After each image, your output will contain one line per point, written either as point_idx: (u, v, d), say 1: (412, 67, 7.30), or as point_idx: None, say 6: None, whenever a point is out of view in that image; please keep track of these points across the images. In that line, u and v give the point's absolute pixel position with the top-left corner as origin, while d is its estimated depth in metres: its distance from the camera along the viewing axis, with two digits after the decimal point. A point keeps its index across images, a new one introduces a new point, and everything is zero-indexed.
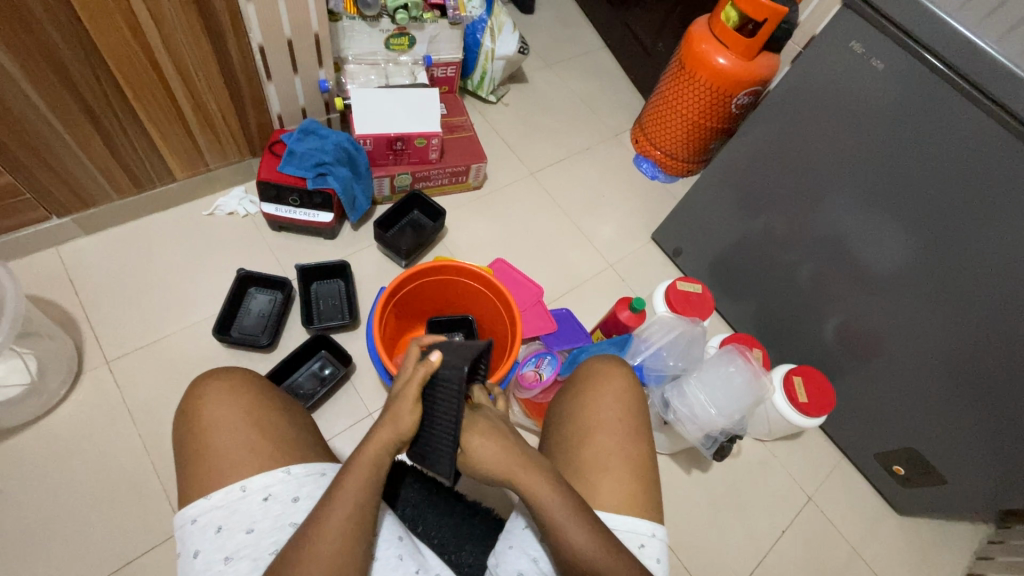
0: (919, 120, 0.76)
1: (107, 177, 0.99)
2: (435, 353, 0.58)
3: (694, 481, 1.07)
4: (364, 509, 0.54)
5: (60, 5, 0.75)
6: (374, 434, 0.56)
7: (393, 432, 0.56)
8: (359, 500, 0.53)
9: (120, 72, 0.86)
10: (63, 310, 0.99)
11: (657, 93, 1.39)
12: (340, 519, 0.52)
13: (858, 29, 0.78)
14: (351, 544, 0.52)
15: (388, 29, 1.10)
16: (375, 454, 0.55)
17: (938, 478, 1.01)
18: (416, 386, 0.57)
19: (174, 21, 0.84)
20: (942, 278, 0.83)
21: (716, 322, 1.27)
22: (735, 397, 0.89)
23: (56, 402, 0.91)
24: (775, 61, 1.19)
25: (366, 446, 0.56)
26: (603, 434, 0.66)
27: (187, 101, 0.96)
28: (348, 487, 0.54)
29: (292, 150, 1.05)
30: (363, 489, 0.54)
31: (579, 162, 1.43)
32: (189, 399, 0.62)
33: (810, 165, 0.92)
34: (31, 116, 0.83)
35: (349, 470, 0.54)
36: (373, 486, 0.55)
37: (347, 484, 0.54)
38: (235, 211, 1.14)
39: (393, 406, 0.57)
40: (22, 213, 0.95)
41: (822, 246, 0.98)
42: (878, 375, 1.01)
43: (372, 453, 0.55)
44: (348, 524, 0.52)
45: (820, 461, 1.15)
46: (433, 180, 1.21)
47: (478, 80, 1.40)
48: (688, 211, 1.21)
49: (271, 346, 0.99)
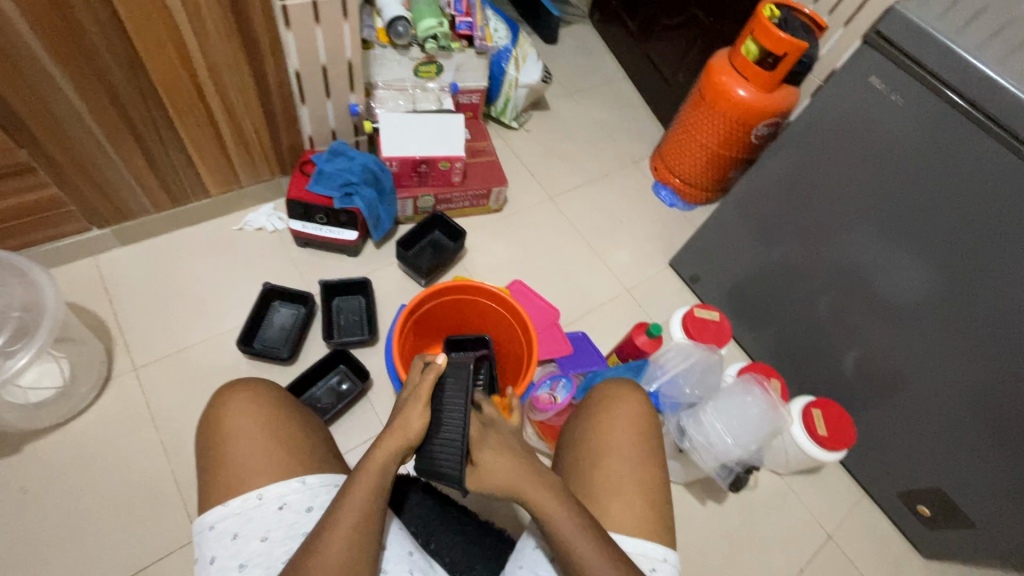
0: (939, 154, 0.76)
1: (146, 192, 1.04)
2: (439, 356, 0.65)
3: (709, 513, 1.05)
4: (370, 513, 0.54)
5: (117, 35, 0.80)
6: (384, 439, 0.57)
7: (403, 433, 0.58)
8: (366, 504, 0.54)
9: (166, 94, 0.91)
10: (96, 317, 1.03)
11: (676, 123, 1.41)
12: (348, 522, 0.53)
13: (877, 64, 0.79)
14: (358, 549, 0.52)
15: (417, 57, 1.14)
16: (382, 460, 0.56)
17: (964, 520, 0.97)
18: (428, 388, 0.61)
19: (219, 48, 0.89)
20: (966, 313, 0.82)
21: (733, 351, 1.26)
22: (752, 427, 0.89)
23: (84, 407, 0.94)
24: (795, 94, 1.21)
25: (376, 448, 0.57)
26: (614, 457, 0.66)
27: (225, 121, 1.00)
28: (358, 491, 0.54)
29: (321, 170, 1.10)
30: (369, 494, 0.55)
31: (598, 188, 1.46)
32: (213, 407, 0.64)
33: (828, 196, 0.93)
34: (81, 134, 0.88)
35: (359, 471, 0.55)
36: (379, 493, 0.55)
37: (355, 485, 0.55)
38: (263, 226, 1.18)
39: (404, 409, 0.60)
40: (65, 224, 1.00)
41: (842, 277, 0.97)
42: (900, 410, 0.99)
43: (381, 459, 0.56)
44: (356, 528, 0.53)
45: (840, 498, 1.12)
46: (455, 202, 1.25)
47: (501, 106, 1.44)
48: (705, 239, 1.22)
49: (291, 359, 1.02)
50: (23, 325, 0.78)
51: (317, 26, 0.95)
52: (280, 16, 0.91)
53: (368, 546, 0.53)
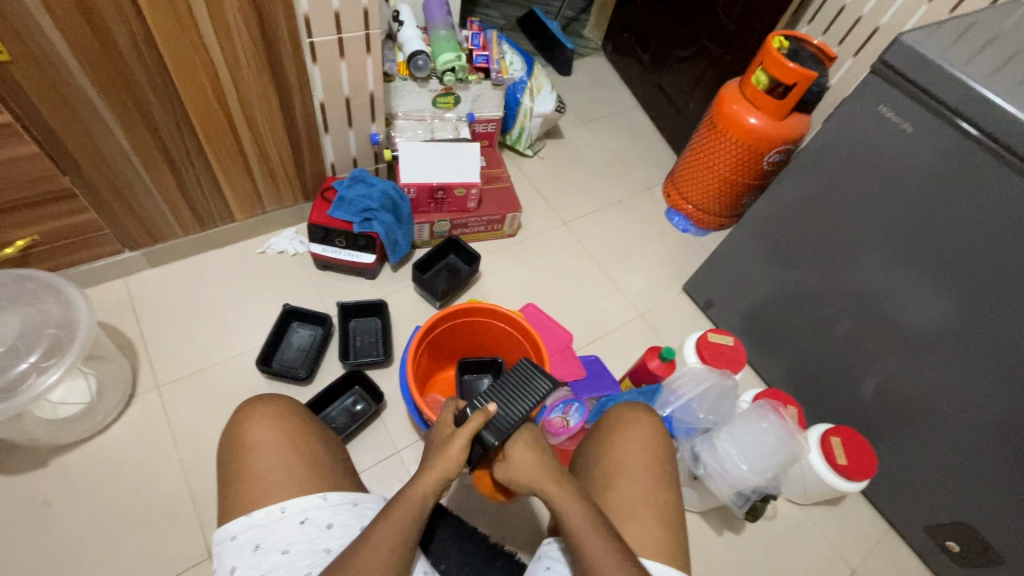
0: (951, 182, 0.77)
1: (176, 216, 1.09)
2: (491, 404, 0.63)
3: (726, 543, 1.02)
4: (408, 536, 0.56)
5: (159, 70, 0.86)
6: (422, 476, 0.59)
7: (439, 469, 0.59)
8: (405, 531, 0.56)
9: (200, 125, 0.96)
10: (124, 336, 1.06)
11: (689, 150, 1.43)
12: (386, 537, 0.54)
13: (885, 93, 0.81)
14: (391, 558, 0.54)
15: (436, 89, 1.19)
16: (421, 493, 0.58)
17: (997, 557, 0.93)
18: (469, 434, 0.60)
19: (250, 82, 0.94)
20: (987, 339, 0.81)
21: (749, 377, 1.25)
22: (767, 454, 0.87)
23: (108, 422, 0.96)
24: (806, 122, 1.23)
25: (414, 484, 0.58)
26: (628, 479, 0.66)
27: (253, 148, 1.05)
28: (391, 518, 0.56)
29: (342, 196, 1.13)
30: (405, 519, 0.56)
31: (612, 214, 1.48)
32: (237, 421, 0.65)
33: (840, 222, 0.94)
34: (119, 160, 0.94)
35: (398, 501, 0.57)
36: (417, 520, 0.57)
37: (394, 510, 0.56)
38: (285, 249, 1.22)
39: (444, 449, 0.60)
40: (99, 246, 1.05)
41: (860, 302, 0.96)
42: (923, 440, 0.96)
43: (418, 493, 0.58)
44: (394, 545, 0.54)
45: (863, 530, 1.08)
46: (470, 227, 1.28)
47: (516, 135, 1.48)
48: (719, 265, 1.23)
49: (309, 379, 1.04)
50: (57, 342, 0.81)
51: (342, 60, 1.01)
52: (308, 51, 0.96)
53: (403, 557, 0.55)
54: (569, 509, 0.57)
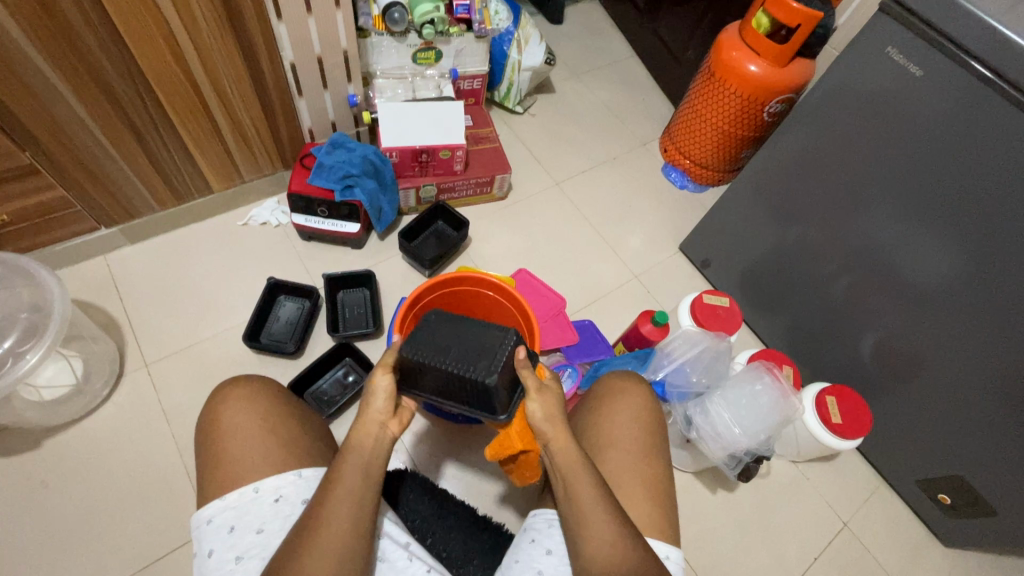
0: (963, 130, 0.72)
1: (148, 188, 1.05)
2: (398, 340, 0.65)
3: (719, 501, 1.03)
4: (361, 497, 0.55)
5: (110, 35, 0.80)
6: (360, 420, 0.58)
7: (371, 407, 0.58)
8: (358, 479, 0.55)
9: (162, 92, 0.91)
10: (108, 314, 1.05)
11: (686, 101, 1.36)
12: (342, 504, 0.54)
13: (893, 34, 0.75)
14: (351, 526, 0.53)
15: (415, 44, 1.11)
16: (360, 440, 0.57)
17: (987, 509, 0.94)
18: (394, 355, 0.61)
19: (212, 42, 0.88)
20: (991, 294, 0.78)
21: (746, 337, 1.24)
22: (761, 416, 0.86)
23: (99, 402, 0.96)
24: (810, 68, 1.16)
25: (353, 432, 0.57)
26: (615, 451, 0.65)
27: (222, 115, 1.00)
28: (342, 479, 0.55)
29: (321, 162, 1.08)
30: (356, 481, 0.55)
31: (606, 172, 1.42)
32: (209, 404, 0.64)
33: (844, 174, 0.89)
34: (81, 133, 0.89)
35: (343, 455, 0.56)
36: (367, 477, 0.56)
37: (342, 467, 0.55)
38: (267, 221, 1.19)
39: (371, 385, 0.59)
40: (71, 224, 1.02)
41: (861, 257, 0.93)
42: (919, 396, 0.95)
43: (359, 436, 0.57)
44: (350, 512, 0.54)
45: (856, 484, 1.09)
46: (458, 191, 1.23)
47: (505, 91, 1.41)
48: (717, 224, 1.19)
49: (297, 353, 1.02)
50: (33, 325, 0.79)
51: (309, 16, 0.94)
52: (271, 8, 0.89)
53: (359, 525, 0.54)
54: (557, 439, 0.57)
